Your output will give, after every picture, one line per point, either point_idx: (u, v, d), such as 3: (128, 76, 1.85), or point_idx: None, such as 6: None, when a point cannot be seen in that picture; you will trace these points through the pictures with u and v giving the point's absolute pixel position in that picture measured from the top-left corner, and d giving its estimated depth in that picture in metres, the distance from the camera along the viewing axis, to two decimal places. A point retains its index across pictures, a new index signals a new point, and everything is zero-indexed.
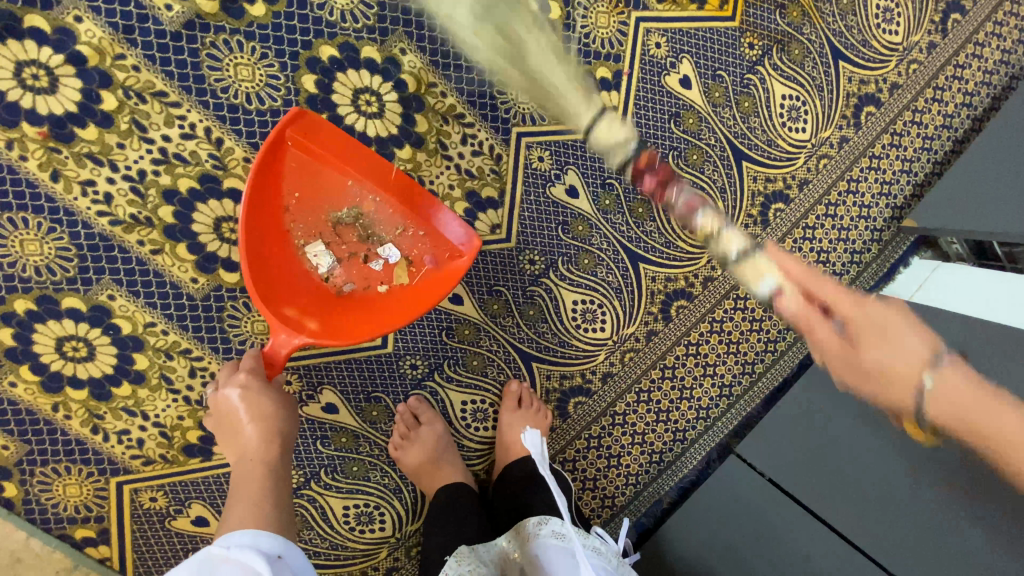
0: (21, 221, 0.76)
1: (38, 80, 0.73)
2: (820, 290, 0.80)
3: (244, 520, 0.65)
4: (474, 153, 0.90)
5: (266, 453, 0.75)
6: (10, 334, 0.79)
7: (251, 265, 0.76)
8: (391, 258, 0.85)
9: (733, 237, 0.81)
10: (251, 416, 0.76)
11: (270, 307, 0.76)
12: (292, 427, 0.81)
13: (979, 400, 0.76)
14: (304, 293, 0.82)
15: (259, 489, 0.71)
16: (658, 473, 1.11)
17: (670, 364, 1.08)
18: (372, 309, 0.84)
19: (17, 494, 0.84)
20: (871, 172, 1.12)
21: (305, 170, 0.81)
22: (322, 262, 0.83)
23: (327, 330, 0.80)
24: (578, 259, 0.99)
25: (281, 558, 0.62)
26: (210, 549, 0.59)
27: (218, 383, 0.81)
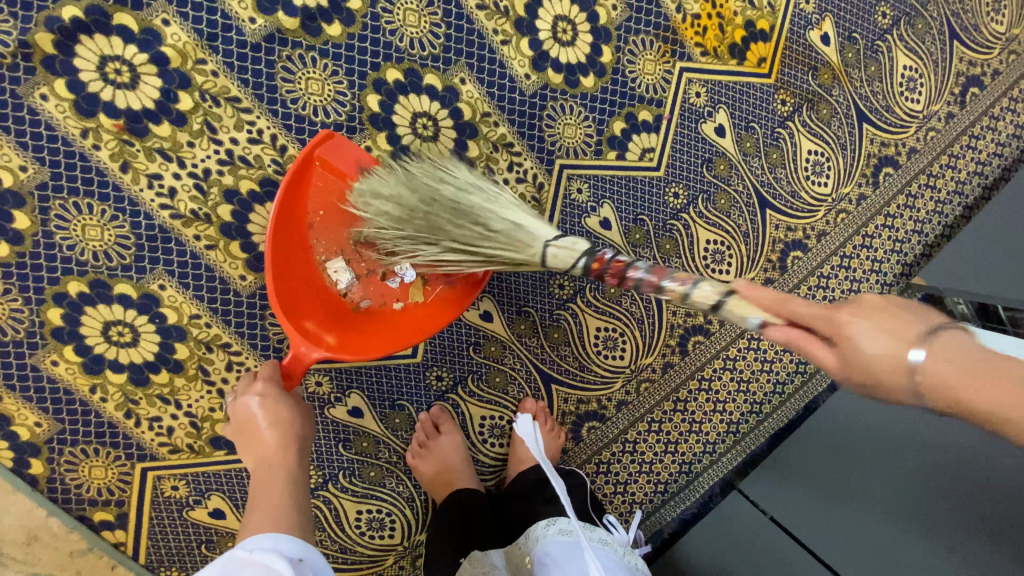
0: (85, 207, 0.78)
1: (121, 75, 0.77)
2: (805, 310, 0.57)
3: (263, 524, 0.65)
4: (518, 180, 0.94)
5: (286, 459, 0.76)
6: (59, 314, 0.80)
7: (275, 279, 0.79)
8: (407, 277, 0.88)
9: (705, 285, 0.65)
10: (269, 422, 0.77)
11: (291, 321, 0.80)
12: (309, 436, 0.81)
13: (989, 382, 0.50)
14: (322, 307, 0.85)
15: (279, 494, 0.71)
16: (661, 502, 1.13)
17: (682, 397, 1.11)
18: (388, 323, 0.88)
19: (42, 472, 0.85)
20: (886, 230, 1.18)
21: (329, 189, 0.84)
22: (342, 277, 0.86)
23: (343, 344, 0.83)
24: (605, 288, 1.03)
25: (302, 561, 0.61)
26: (233, 553, 0.58)
27: (236, 392, 0.82)
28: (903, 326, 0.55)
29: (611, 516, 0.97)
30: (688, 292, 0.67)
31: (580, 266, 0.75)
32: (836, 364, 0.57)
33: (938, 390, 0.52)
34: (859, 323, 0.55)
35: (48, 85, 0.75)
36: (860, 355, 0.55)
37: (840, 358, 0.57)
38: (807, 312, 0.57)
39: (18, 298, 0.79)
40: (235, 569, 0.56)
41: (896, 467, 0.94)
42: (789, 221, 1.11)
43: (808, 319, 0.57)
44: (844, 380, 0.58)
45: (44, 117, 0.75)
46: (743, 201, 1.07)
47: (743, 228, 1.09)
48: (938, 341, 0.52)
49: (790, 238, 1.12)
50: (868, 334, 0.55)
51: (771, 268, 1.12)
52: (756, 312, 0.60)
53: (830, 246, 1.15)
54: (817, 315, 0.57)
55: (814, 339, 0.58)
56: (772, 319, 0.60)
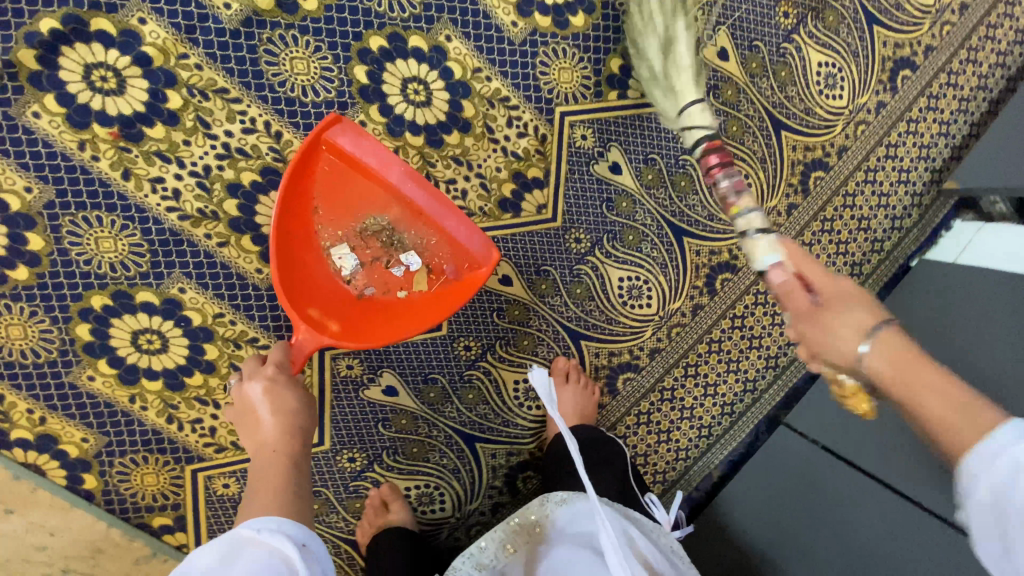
0: (95, 220, 0.79)
1: (107, 82, 0.76)
2: (809, 272, 0.70)
3: (264, 509, 0.62)
4: (519, 135, 0.92)
5: (289, 448, 0.72)
6: (87, 329, 0.81)
7: (279, 264, 0.78)
8: (412, 265, 0.87)
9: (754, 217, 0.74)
10: (273, 409, 0.74)
11: (296, 308, 0.79)
12: (312, 429, 0.78)
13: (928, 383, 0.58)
14: (327, 294, 0.84)
15: (279, 480, 0.68)
16: (708, 446, 1.11)
17: (716, 338, 1.09)
18: (391, 312, 0.86)
19: (97, 485, 0.87)
20: (909, 137, 1.12)
21: (335, 175, 0.83)
22: (346, 264, 0.85)
23: (347, 333, 0.82)
24: (623, 236, 1.00)
25: (306, 547, 0.59)
26: (238, 532, 0.58)
27: (243, 374, 0.79)
28: (922, 364, 0.59)
29: (651, 495, 0.94)
30: (744, 214, 0.75)
31: (703, 134, 0.80)
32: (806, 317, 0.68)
33: (880, 377, 0.61)
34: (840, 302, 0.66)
35: (38, 102, 0.75)
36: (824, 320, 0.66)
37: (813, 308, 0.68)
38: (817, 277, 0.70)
39: (46, 319, 0.80)
40: (238, 547, 0.55)
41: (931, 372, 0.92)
42: (806, 140, 1.06)
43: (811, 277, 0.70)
44: (804, 321, 0.69)
45: (39, 134, 0.75)
46: (757, 125, 1.03)
47: (759, 154, 1.04)
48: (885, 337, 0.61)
49: (809, 158, 1.07)
50: (844, 322, 0.64)
51: (791, 192, 1.07)
52: (773, 253, 0.72)
53: (851, 163, 1.10)
54: (823, 295, 0.68)
55: (804, 291, 0.70)
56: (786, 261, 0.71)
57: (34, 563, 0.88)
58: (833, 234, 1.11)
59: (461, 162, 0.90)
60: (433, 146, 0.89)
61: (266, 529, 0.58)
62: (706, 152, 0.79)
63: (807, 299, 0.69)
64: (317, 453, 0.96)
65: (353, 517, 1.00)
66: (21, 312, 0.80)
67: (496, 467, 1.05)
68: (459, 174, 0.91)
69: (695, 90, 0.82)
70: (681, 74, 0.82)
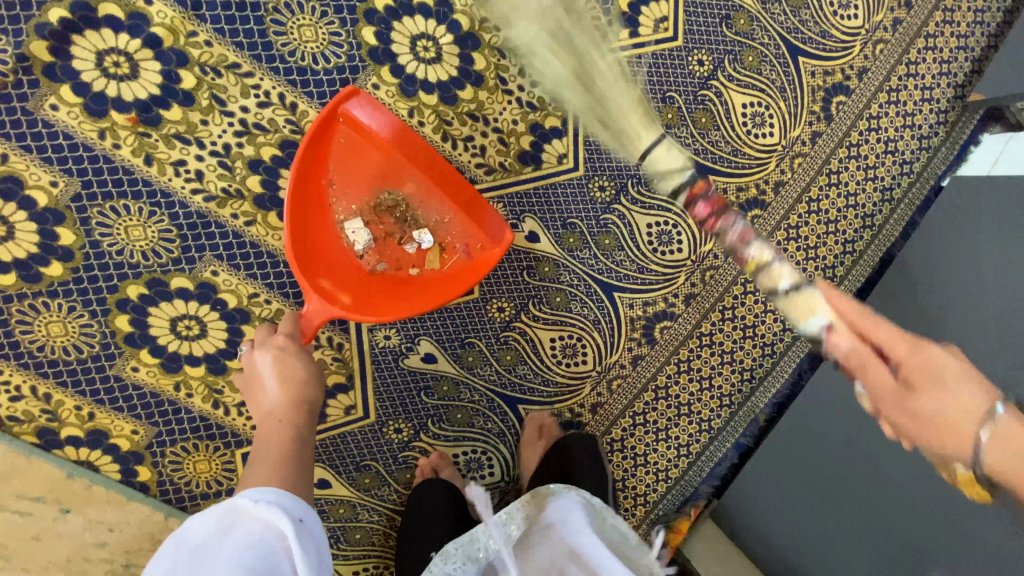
0: (123, 209, 0.79)
1: (120, 67, 0.76)
2: (886, 339, 0.64)
3: (269, 476, 0.63)
4: (533, 84, 0.90)
5: (294, 416, 0.74)
6: (127, 320, 0.82)
7: (292, 233, 0.77)
8: (425, 243, 0.85)
9: (787, 276, 0.66)
10: (280, 378, 0.75)
11: (308, 278, 0.77)
12: (318, 399, 0.78)
13: None
14: (340, 268, 0.83)
15: (280, 447, 0.69)
16: (751, 389, 1.10)
17: (750, 278, 1.06)
18: (404, 289, 0.85)
19: (151, 477, 0.87)
20: (929, 53, 1.07)
21: (350, 146, 0.82)
22: (359, 238, 0.83)
23: (357, 306, 0.80)
24: (647, 180, 0.98)
25: (303, 522, 0.57)
26: (236, 501, 0.56)
27: (253, 342, 0.80)
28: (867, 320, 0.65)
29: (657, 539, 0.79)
30: (766, 263, 0.68)
31: (682, 178, 0.71)
32: (891, 389, 0.63)
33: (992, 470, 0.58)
34: (946, 378, 0.61)
35: (54, 94, 0.75)
36: (922, 405, 0.61)
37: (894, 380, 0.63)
38: (884, 341, 0.64)
39: (85, 313, 0.81)
40: (231, 521, 0.53)
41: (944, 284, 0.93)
42: (824, 65, 1.04)
43: (884, 343, 0.64)
44: (894, 406, 0.63)
45: (59, 127, 0.76)
46: (773, 53, 1.01)
47: (777, 84, 1.02)
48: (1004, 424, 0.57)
49: (830, 82, 1.04)
50: (926, 395, 0.61)
51: (814, 120, 1.05)
52: (823, 312, 0.65)
53: (873, 84, 1.06)
54: (908, 374, 0.62)
55: (875, 356, 0.64)
56: (838, 323, 0.65)
57: (95, 560, 0.88)
58: (860, 160, 1.07)
59: (478, 117, 0.89)
60: (447, 104, 0.87)
61: (263, 501, 0.55)
62: (691, 203, 0.71)
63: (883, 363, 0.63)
64: (364, 426, 0.97)
65: (405, 488, 1.00)
66: (59, 308, 0.80)
67: None
68: (477, 130, 0.90)
69: (649, 131, 0.73)
70: (621, 116, 0.76)
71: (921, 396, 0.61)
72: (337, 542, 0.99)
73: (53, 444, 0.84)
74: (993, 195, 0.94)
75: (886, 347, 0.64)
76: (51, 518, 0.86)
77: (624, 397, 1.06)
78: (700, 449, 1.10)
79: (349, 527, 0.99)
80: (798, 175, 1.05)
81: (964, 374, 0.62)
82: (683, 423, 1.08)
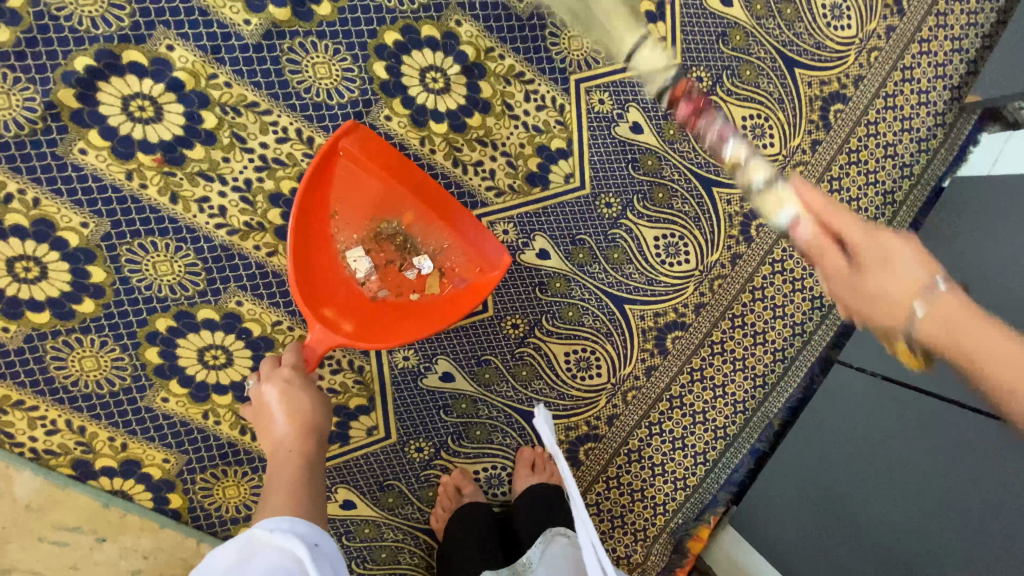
0: (151, 245, 0.82)
1: (145, 111, 0.80)
2: (845, 226, 0.65)
3: (279, 508, 0.64)
4: (539, 108, 0.93)
5: (303, 447, 0.76)
6: (156, 352, 0.85)
7: (295, 264, 0.80)
8: (424, 268, 0.88)
9: (757, 171, 0.69)
10: (288, 411, 0.76)
11: (311, 307, 0.80)
12: (327, 427, 0.80)
13: (979, 330, 0.61)
14: (341, 296, 0.86)
15: (293, 479, 0.71)
16: (764, 396, 1.11)
17: (758, 286, 1.08)
18: (405, 314, 0.88)
19: (182, 504, 0.90)
20: (923, 58, 1.10)
21: (351, 178, 0.85)
22: (361, 266, 0.86)
23: (360, 333, 0.82)
24: (653, 194, 1.01)
25: (318, 545, 0.61)
26: (253, 532, 0.60)
27: (260, 374, 0.82)
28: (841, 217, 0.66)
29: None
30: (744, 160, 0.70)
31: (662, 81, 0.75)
32: (844, 267, 0.67)
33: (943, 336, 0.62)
34: (873, 274, 0.64)
35: (83, 139, 0.79)
36: (866, 280, 0.65)
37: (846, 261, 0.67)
38: (847, 232, 0.66)
39: (116, 347, 0.84)
40: (251, 551, 0.57)
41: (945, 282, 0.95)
42: (820, 75, 1.06)
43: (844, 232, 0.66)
44: (840, 285, 0.67)
45: (88, 170, 0.80)
46: (769, 66, 1.04)
47: (776, 95, 1.05)
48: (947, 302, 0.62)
49: (827, 92, 1.07)
50: (881, 279, 0.64)
51: (814, 129, 1.07)
52: (790, 203, 0.67)
53: (869, 90, 1.09)
54: (856, 242, 0.65)
55: (835, 245, 0.67)
56: (805, 214, 0.67)
57: None
58: (860, 165, 1.10)
59: (487, 143, 0.92)
60: (457, 131, 0.90)
61: (278, 530, 0.59)
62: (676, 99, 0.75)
63: (840, 252, 0.67)
64: (386, 446, 0.99)
65: (428, 506, 1.02)
66: (92, 343, 0.83)
67: (557, 442, 1.07)
68: (486, 155, 0.93)
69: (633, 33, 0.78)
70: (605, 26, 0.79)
71: (869, 273, 0.65)
72: (363, 561, 1.01)
73: (87, 475, 0.86)
74: (992, 196, 0.96)
75: (848, 235, 0.66)
76: (87, 547, 0.88)
77: (639, 408, 1.08)
78: (716, 456, 1.11)
79: (375, 546, 1.01)
80: None
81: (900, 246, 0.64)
82: (698, 431, 1.10)
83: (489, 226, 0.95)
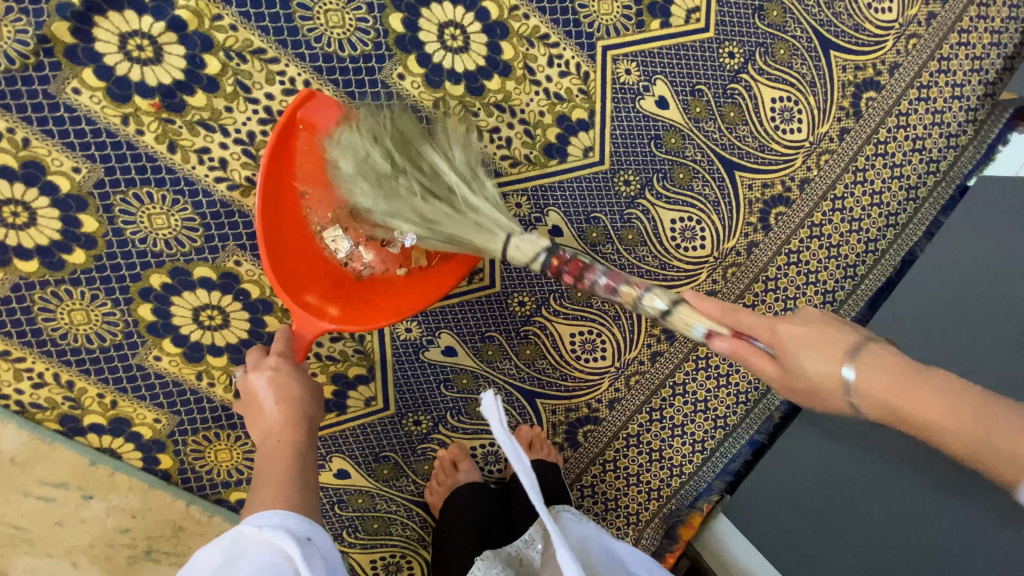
0: (146, 196, 0.78)
1: (144, 51, 0.75)
2: (752, 326, 0.65)
3: (271, 499, 0.61)
4: (562, 74, 0.89)
5: (292, 436, 0.72)
6: (149, 309, 0.81)
7: (270, 255, 0.76)
8: (408, 240, 0.83)
9: (657, 295, 0.68)
10: (274, 399, 0.73)
11: (292, 296, 0.77)
12: (317, 417, 0.76)
13: (915, 386, 0.58)
14: (325, 279, 0.82)
15: (283, 469, 0.67)
16: (767, 387, 1.09)
17: (772, 276, 1.05)
18: (391, 289, 0.84)
19: (172, 465, 0.88)
20: (961, 49, 1.05)
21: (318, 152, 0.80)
22: (341, 246, 0.83)
23: (347, 315, 0.79)
24: (673, 174, 0.97)
25: (310, 541, 0.58)
26: (241, 529, 0.56)
27: (248, 365, 0.79)
28: (920, 385, 0.58)
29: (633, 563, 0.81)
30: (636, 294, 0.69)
31: (542, 259, 0.72)
32: (775, 372, 0.66)
33: (870, 401, 0.61)
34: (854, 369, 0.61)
35: (77, 78, 0.74)
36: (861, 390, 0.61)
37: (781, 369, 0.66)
38: (754, 326, 0.66)
39: (108, 302, 0.80)
40: (241, 546, 0.54)
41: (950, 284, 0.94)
42: (856, 59, 1.02)
43: (749, 328, 0.66)
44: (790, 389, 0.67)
45: (82, 111, 0.75)
46: (804, 47, 0.99)
47: (808, 77, 1.00)
48: (871, 356, 0.61)
49: (860, 78, 1.02)
50: (870, 376, 0.60)
51: (843, 116, 1.03)
52: (699, 320, 0.65)
53: (904, 79, 1.04)
54: (777, 344, 0.65)
55: (754, 349, 0.66)
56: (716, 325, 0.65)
57: (117, 546, 0.89)
58: (887, 157, 1.05)
59: (505, 108, 0.87)
60: (474, 94, 0.86)
61: (268, 525, 0.56)
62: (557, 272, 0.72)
63: (761, 351, 0.66)
64: (384, 417, 0.97)
65: (423, 479, 1.01)
66: (82, 296, 0.79)
67: (556, 423, 1.05)
68: (503, 121, 0.88)
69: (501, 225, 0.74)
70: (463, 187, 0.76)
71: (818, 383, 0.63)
72: (355, 531, 0.99)
73: (75, 431, 0.84)
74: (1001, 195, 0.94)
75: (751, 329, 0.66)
76: (74, 503, 0.86)
77: (641, 393, 1.06)
78: (715, 445, 1.10)
79: (368, 516, 0.99)
80: (824, 173, 1.04)
81: (809, 329, 0.64)
82: (698, 419, 1.08)
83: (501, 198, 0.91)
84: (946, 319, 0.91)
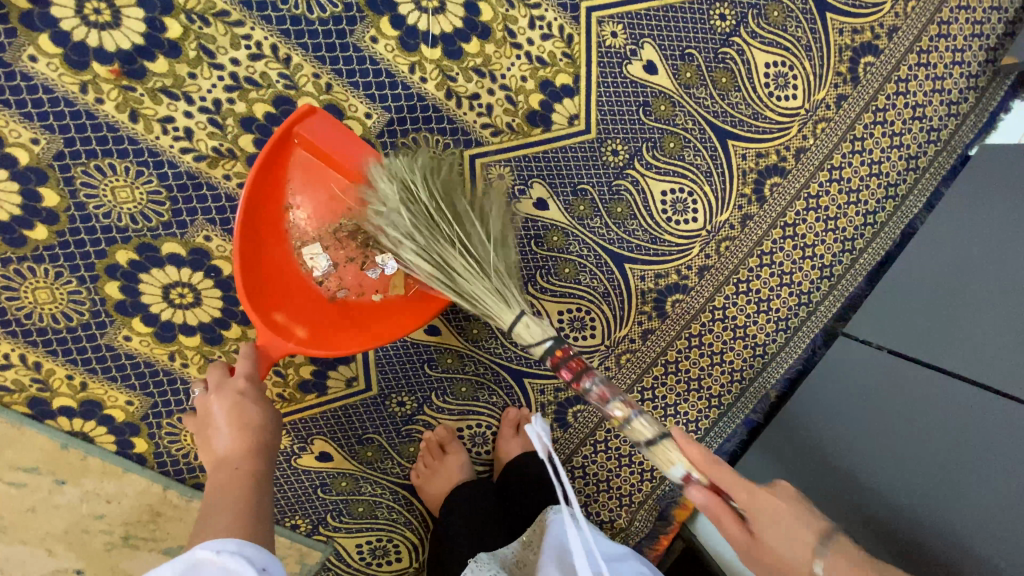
0: (109, 168, 0.75)
1: (101, 15, 0.71)
2: (730, 486, 0.66)
3: (227, 526, 0.58)
4: (544, 37, 0.85)
5: (253, 465, 0.67)
6: (117, 288, 0.78)
7: (242, 267, 0.74)
8: (388, 268, 0.82)
9: (643, 424, 0.74)
10: (236, 426, 0.69)
11: (260, 314, 0.74)
12: (276, 446, 0.72)
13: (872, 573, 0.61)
14: (298, 297, 0.80)
15: (239, 498, 0.63)
16: (762, 365, 1.06)
17: (767, 251, 1.01)
18: (366, 317, 0.82)
19: (148, 449, 0.85)
20: (963, 11, 1.00)
21: (307, 170, 0.79)
22: (318, 265, 0.81)
23: (314, 340, 0.77)
24: (663, 143, 0.93)
25: (266, 571, 0.55)
26: (197, 554, 0.54)
27: (210, 385, 0.74)
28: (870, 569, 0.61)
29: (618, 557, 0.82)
30: (626, 420, 0.74)
31: (545, 346, 0.76)
32: (742, 539, 0.66)
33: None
34: (775, 531, 0.64)
35: (31, 43, 0.70)
36: (765, 548, 0.64)
37: (742, 532, 0.66)
38: (728, 487, 0.66)
39: (73, 280, 0.77)
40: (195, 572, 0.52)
41: (951, 258, 0.90)
42: (853, 22, 0.97)
43: (722, 484, 0.67)
44: (749, 558, 0.66)
45: (38, 79, 0.71)
46: (799, 9, 0.95)
47: (803, 41, 0.96)
48: (839, 549, 0.63)
49: (858, 41, 0.98)
50: (777, 534, 0.64)
51: (840, 82, 0.98)
52: (680, 461, 0.70)
53: (904, 43, 1.00)
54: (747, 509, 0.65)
55: (729, 511, 0.67)
56: (697, 472, 0.69)
57: (93, 532, 0.87)
58: (886, 125, 1.01)
59: (484, 73, 0.84)
60: (452, 58, 0.82)
61: (224, 551, 0.54)
62: (557, 366, 0.77)
63: (733, 516, 0.66)
64: (366, 399, 0.94)
65: (409, 462, 0.98)
66: (46, 274, 0.76)
67: (545, 403, 1.02)
68: (483, 88, 0.85)
69: (510, 309, 0.77)
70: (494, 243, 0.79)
71: (763, 548, 0.64)
72: (339, 515, 0.97)
73: (45, 414, 0.81)
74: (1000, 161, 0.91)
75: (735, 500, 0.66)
76: (46, 489, 0.84)
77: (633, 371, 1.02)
78: (709, 426, 1.07)
79: (352, 499, 0.97)
80: (821, 142, 1.00)
81: (785, 508, 0.65)
82: (691, 399, 1.05)
83: (483, 169, 0.88)
84: (945, 289, 0.88)
